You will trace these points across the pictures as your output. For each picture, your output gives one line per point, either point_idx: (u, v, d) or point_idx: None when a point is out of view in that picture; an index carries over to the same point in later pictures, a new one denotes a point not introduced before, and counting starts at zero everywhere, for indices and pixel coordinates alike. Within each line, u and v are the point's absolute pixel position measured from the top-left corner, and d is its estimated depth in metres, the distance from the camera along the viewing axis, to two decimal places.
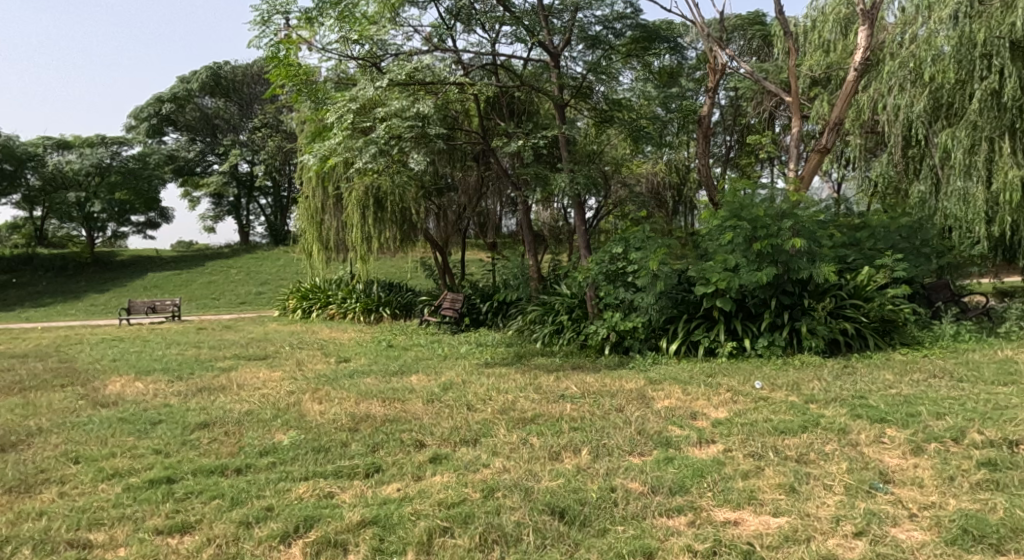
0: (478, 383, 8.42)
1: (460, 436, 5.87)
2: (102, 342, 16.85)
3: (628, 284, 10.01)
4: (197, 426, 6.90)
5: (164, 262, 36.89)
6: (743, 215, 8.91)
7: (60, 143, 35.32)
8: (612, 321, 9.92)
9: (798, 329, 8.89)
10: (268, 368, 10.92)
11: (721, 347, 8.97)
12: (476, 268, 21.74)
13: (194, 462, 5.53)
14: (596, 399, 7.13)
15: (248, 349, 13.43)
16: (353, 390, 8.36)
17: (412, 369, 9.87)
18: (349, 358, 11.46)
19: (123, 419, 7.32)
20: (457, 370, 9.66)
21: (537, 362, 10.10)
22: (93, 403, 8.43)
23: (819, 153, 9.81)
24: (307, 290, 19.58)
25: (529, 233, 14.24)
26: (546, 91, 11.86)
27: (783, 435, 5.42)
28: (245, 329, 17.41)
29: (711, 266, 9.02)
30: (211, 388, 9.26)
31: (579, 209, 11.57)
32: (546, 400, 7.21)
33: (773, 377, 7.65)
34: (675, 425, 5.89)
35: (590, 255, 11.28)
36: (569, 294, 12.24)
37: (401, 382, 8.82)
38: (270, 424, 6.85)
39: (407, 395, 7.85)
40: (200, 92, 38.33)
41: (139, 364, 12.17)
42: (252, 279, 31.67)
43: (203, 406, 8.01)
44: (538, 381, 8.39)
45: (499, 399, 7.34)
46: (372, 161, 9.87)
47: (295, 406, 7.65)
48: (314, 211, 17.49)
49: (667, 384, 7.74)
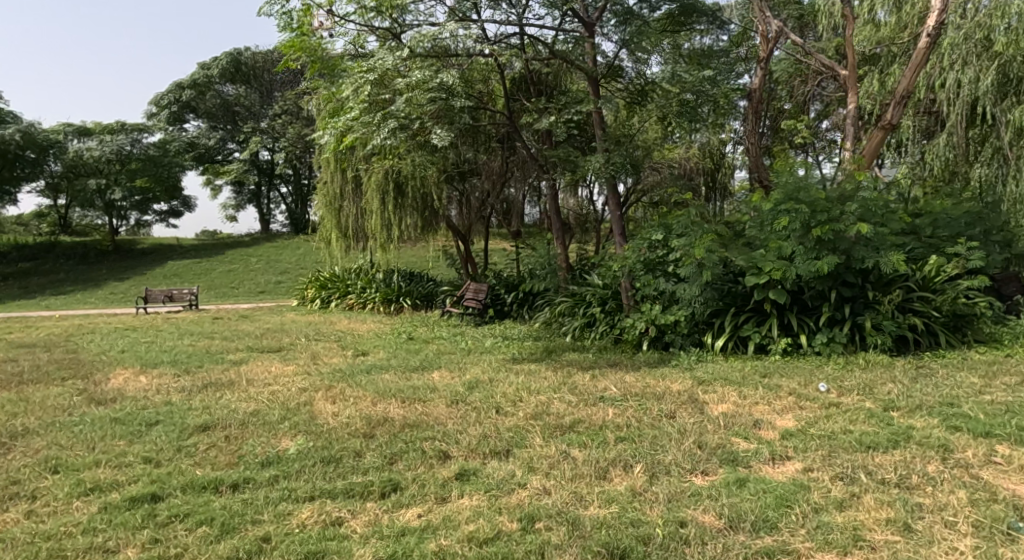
0: (507, 382, 7.66)
1: (491, 446, 5.11)
2: (114, 331, 16.30)
3: (669, 274, 9.21)
4: (197, 429, 6.20)
5: (185, 250, 36.52)
6: (800, 197, 8.05)
7: (81, 130, 35.16)
8: (651, 314, 9.11)
9: (861, 325, 8.00)
10: (280, 361, 10.26)
11: (775, 344, 8.13)
12: (500, 258, 20.97)
13: (184, 476, 4.84)
14: (641, 402, 6.34)
15: (262, 340, 12.80)
16: (371, 388, 7.64)
17: (434, 364, 9.14)
18: (367, 352, 10.73)
19: (117, 420, 6.66)
20: (483, 366, 8.91)
21: (568, 358, 9.32)
22: (90, 400, 7.80)
23: (883, 130, 8.89)
24: (326, 279, 18.94)
25: (557, 219, 13.38)
26: (581, 64, 11.01)
27: (872, 451, 4.59)
28: (262, 319, 16.79)
29: (764, 254, 8.16)
30: (218, 383, 8.61)
31: (613, 192, 10.75)
32: (584, 404, 6.42)
33: (839, 379, 6.82)
34: (740, 437, 5.09)
35: (626, 242, 10.43)
36: (602, 285, 11.43)
37: (422, 380, 8.08)
38: (276, 428, 6.14)
39: (429, 395, 7.10)
40: (220, 79, 38.02)
41: (146, 355, 11.56)
42: (272, 268, 31.14)
43: (206, 405, 7.32)
44: (573, 381, 7.62)
45: (531, 402, 6.56)
46: (391, 138, 9.10)
47: (306, 406, 6.94)
48: (332, 198, 16.79)
49: (719, 385, 6.95)
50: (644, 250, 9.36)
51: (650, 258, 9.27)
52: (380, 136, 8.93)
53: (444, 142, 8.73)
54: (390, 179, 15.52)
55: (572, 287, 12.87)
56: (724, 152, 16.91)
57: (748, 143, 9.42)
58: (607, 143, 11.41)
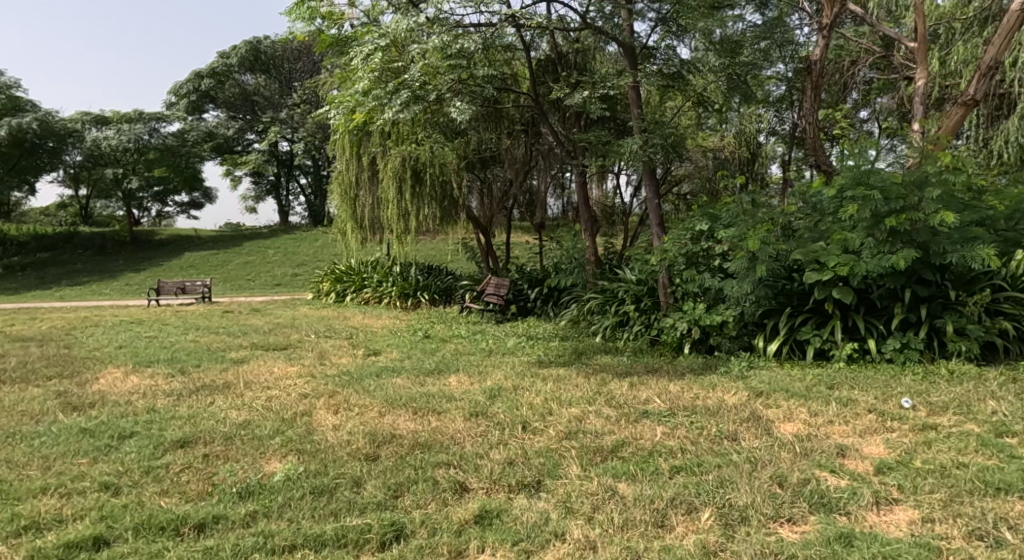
0: (532, 392, 6.74)
1: (518, 477, 4.20)
2: (118, 324, 15.56)
3: (715, 269, 8.24)
4: (174, 446, 5.35)
5: (202, 241, 35.98)
6: (870, 182, 7.00)
7: (99, 119, 34.27)
8: (694, 314, 8.16)
9: (940, 329, 6.94)
10: (285, 360, 9.44)
11: (838, 349, 7.12)
12: (524, 252, 20.08)
13: (143, 510, 3.99)
14: (693, 419, 5.39)
15: (269, 336, 11.98)
16: (378, 396, 6.75)
17: (452, 367, 8.24)
18: (379, 351, 9.85)
19: (87, 433, 5.82)
20: (506, 370, 7.98)
21: (601, 362, 8.40)
22: (67, 407, 6.98)
23: (965, 105, 7.88)
24: (342, 272, 18.10)
25: (586, 209, 12.41)
26: (616, 36, 9.99)
27: (1006, 497, 3.61)
28: (273, 313, 16.02)
29: (827, 248, 7.14)
30: (212, 386, 7.78)
31: (652, 179, 9.73)
32: (625, 421, 5.49)
33: (924, 392, 5.83)
34: (825, 469, 4.10)
35: (665, 234, 9.44)
36: (635, 281, 10.48)
37: (438, 386, 7.19)
38: (265, 445, 5.26)
39: (444, 406, 6.19)
40: (239, 68, 37.31)
41: (144, 352, 10.79)
42: (290, 259, 30.47)
43: (192, 414, 6.48)
44: (609, 390, 6.70)
45: (563, 418, 5.64)
46: (404, 112, 8.15)
47: (303, 418, 6.06)
48: (347, 186, 15.83)
49: (781, 398, 5.98)
50: (687, 242, 8.38)
51: (692, 251, 8.30)
52: (392, 109, 7.93)
53: (464, 115, 7.78)
54: (407, 165, 14.57)
55: (601, 282, 11.92)
56: (762, 141, 15.54)
57: (808, 122, 8.21)
58: (646, 124, 10.39)
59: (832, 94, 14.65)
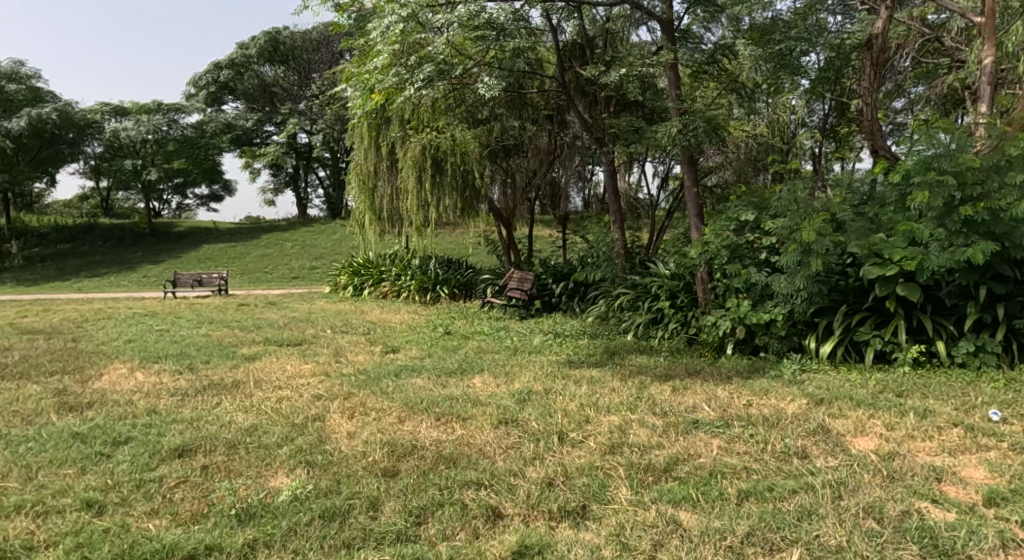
0: (566, 396, 6.16)
1: (558, 501, 3.64)
2: (132, 317, 15.15)
3: (762, 263, 7.58)
4: (172, 455, 4.82)
5: (220, 233, 35.68)
6: (941, 166, 6.31)
7: (118, 110, 34.04)
8: (738, 312, 7.52)
9: (1019, 331, 6.25)
10: (299, 357, 8.91)
11: (903, 352, 6.45)
12: (547, 246, 19.48)
13: (126, 537, 3.52)
14: (751, 431, 4.77)
15: (283, 331, 11.48)
16: (397, 399, 6.19)
17: (476, 367, 7.68)
18: (398, 348, 9.31)
19: (79, 438, 5.31)
20: (535, 371, 7.41)
21: (636, 362, 7.81)
22: (63, 408, 6.47)
23: None
24: (359, 265, 17.59)
25: (615, 200, 11.79)
26: (653, 11, 9.33)
27: None
28: (290, 306, 15.55)
29: (891, 240, 6.48)
30: (220, 385, 7.26)
31: (690, 165, 9.00)
32: (673, 433, 4.88)
33: (1011, 402, 5.20)
34: (925, 499, 3.48)
35: (705, 226, 8.77)
36: (670, 276, 9.86)
37: (461, 388, 6.62)
38: (271, 455, 4.72)
39: (469, 412, 5.64)
40: (258, 59, 36.56)
41: (153, 347, 10.31)
42: (309, 252, 30.05)
43: (196, 416, 5.96)
44: (650, 394, 6.10)
45: (604, 428, 5.07)
46: (426, 87, 7.88)
47: (315, 423, 5.51)
48: (366, 176, 15.28)
49: (847, 405, 5.35)
50: (730, 233, 7.72)
51: (736, 243, 7.65)
52: (409, 87, 7.65)
53: (492, 89, 7.30)
54: (428, 153, 13.84)
55: (631, 277, 11.31)
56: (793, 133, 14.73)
57: (866, 101, 7.41)
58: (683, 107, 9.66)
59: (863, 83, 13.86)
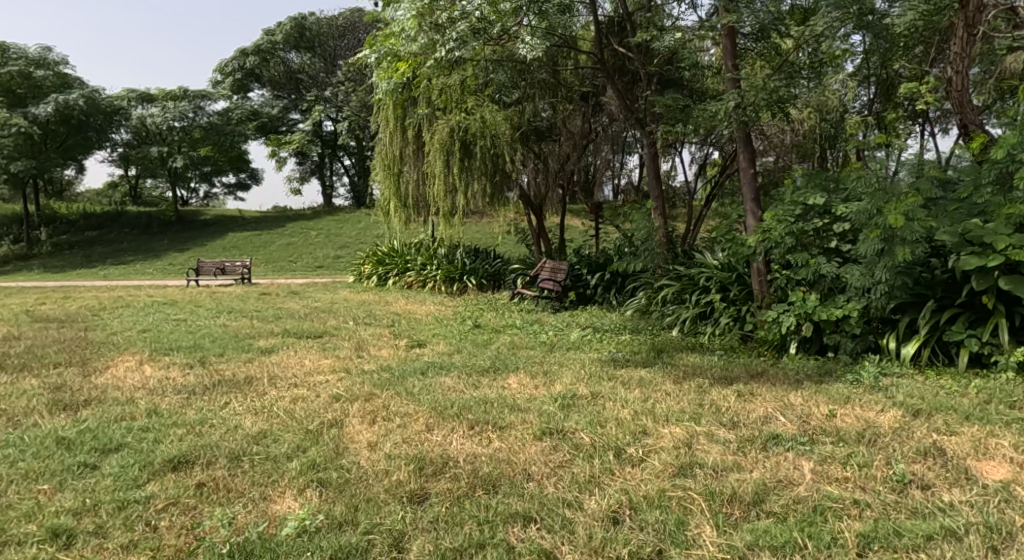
0: (616, 402, 5.42)
1: (627, 545, 2.99)
2: (150, 306, 14.62)
3: (832, 253, 6.78)
4: (164, 468, 4.16)
5: (245, 222, 35.31)
6: None
7: (144, 96, 33.71)
8: (805, 307, 6.72)
9: None
10: (319, 351, 8.25)
11: (1006, 355, 5.61)
12: (578, 236, 18.68)
13: None
14: (846, 450, 4.01)
15: (304, 321, 10.86)
16: (423, 402, 5.50)
17: (510, 366, 6.96)
18: (425, 342, 8.61)
19: (64, 444, 4.66)
20: (576, 370, 6.67)
21: (688, 362, 7.05)
22: (56, 407, 5.85)
23: None
24: (384, 254, 16.94)
25: (656, 185, 10.99)
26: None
27: None
28: (312, 296, 14.97)
29: (991, 227, 5.65)
30: (231, 382, 6.61)
31: (746, 144, 8.11)
32: (750, 450, 4.13)
33: None
34: None
35: (762, 211, 7.95)
36: (719, 266, 9.08)
37: (496, 390, 5.91)
38: (279, 471, 4.05)
39: (506, 420, 4.93)
40: (284, 46, 35.93)
41: (166, 338, 9.73)
42: (334, 241, 29.50)
43: (200, 420, 5.30)
44: (712, 401, 5.34)
45: (666, 443, 4.34)
46: (461, 49, 7.20)
47: (331, 430, 4.83)
48: (391, 161, 14.58)
49: (953, 417, 4.56)
50: (796, 219, 6.89)
51: (803, 231, 6.82)
52: (445, 47, 7.07)
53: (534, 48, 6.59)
54: (456, 136, 13.15)
55: (674, 268, 10.50)
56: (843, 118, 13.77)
57: (955, 69, 6.59)
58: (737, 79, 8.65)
59: (915, 65, 12.85)
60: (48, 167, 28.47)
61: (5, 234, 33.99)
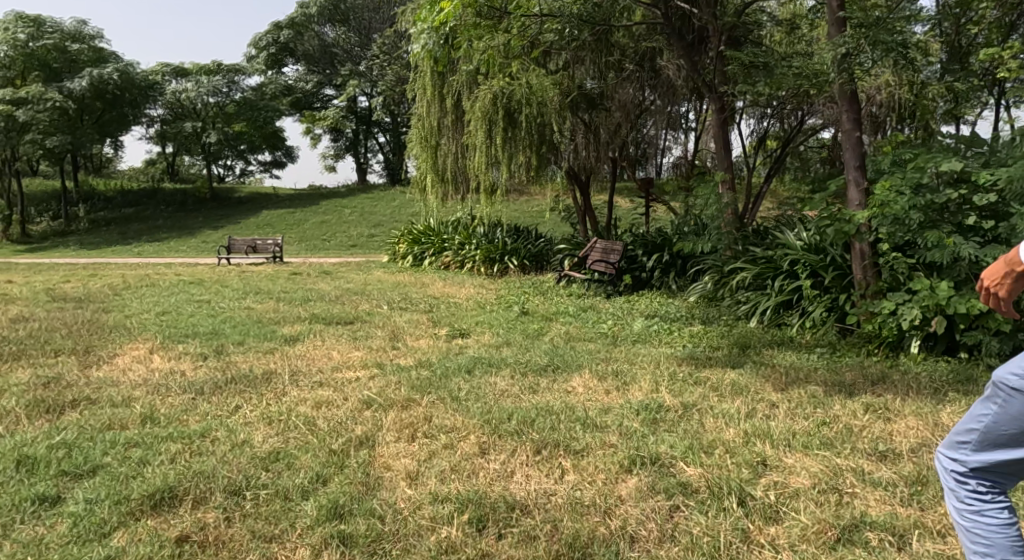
0: (714, 418, 4.30)
1: None
2: (176, 286, 13.77)
3: (967, 232, 5.55)
4: (142, 508, 3.17)
5: (280, 199, 34.59)
6: None
7: (178, 71, 33.02)
8: (933, 298, 5.53)
9: None
10: (348, 340, 7.24)
11: None
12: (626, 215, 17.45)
13: None
14: None
15: (334, 305, 9.86)
16: (472, 412, 4.44)
17: (572, 364, 5.86)
18: (467, 332, 7.55)
19: (26, 467, 3.70)
20: (653, 372, 5.55)
21: (785, 361, 5.89)
22: (36, 410, 4.90)
23: None
24: (419, 233, 15.90)
25: (725, 156, 9.75)
26: None
27: None
28: (344, 277, 13.99)
29: None
30: (244, 380, 5.61)
31: (850, 103, 6.69)
32: (928, 502, 3.02)
33: None
34: None
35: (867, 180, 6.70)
36: (806, 247, 7.86)
37: (559, 398, 4.82)
38: (291, 514, 3.06)
39: (581, 442, 3.86)
40: (318, 18, 35.19)
41: (184, 323, 8.80)
42: (369, 219, 28.61)
43: (202, 431, 4.30)
44: (840, 420, 4.20)
45: (805, 486, 3.22)
46: None
47: (360, 452, 3.82)
48: (428, 133, 13.45)
49: None
50: (923, 192, 5.63)
51: (932, 206, 5.59)
52: None
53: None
54: (499, 104, 11.87)
55: (746, 249, 9.29)
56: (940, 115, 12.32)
57: None
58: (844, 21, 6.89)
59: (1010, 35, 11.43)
60: (84, 142, 27.68)
61: (43, 210, 33.72)
